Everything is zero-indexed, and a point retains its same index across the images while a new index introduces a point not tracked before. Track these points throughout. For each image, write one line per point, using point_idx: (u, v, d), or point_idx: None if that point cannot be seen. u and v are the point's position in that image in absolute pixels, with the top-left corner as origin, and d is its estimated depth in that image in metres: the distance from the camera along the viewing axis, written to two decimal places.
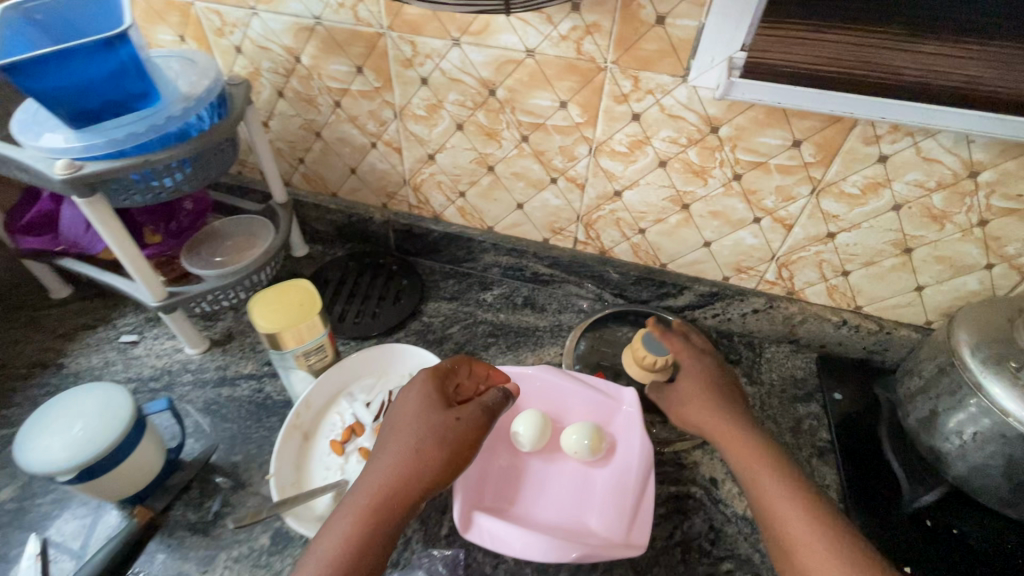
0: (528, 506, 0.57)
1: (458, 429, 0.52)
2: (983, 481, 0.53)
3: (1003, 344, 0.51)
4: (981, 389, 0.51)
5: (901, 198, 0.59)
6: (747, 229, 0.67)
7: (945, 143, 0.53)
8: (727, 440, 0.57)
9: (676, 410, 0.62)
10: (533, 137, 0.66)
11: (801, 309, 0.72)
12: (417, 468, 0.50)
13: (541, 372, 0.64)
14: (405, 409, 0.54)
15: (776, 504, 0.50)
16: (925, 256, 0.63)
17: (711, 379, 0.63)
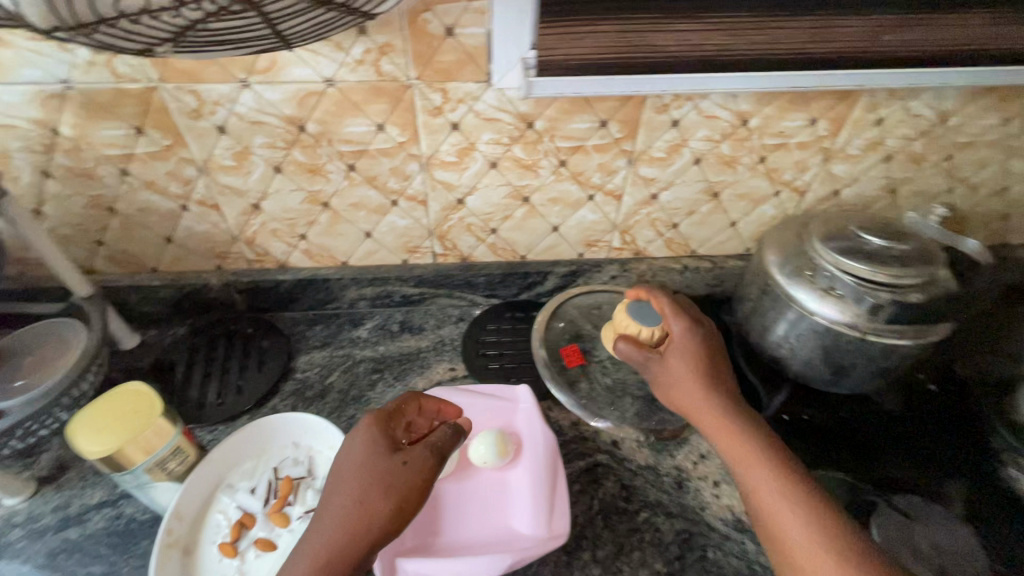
0: (452, 531, 0.56)
1: (404, 474, 0.47)
2: (812, 371, 0.64)
3: (798, 257, 0.61)
4: (790, 298, 0.60)
5: (699, 152, 0.67)
6: (585, 208, 0.72)
7: (717, 101, 0.61)
8: (715, 425, 0.54)
9: (665, 388, 0.59)
10: (359, 165, 0.64)
11: (650, 266, 0.79)
12: (361, 526, 0.45)
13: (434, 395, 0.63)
14: (347, 459, 0.49)
15: (765, 499, 0.48)
16: (730, 196, 0.72)
17: (706, 352, 0.59)
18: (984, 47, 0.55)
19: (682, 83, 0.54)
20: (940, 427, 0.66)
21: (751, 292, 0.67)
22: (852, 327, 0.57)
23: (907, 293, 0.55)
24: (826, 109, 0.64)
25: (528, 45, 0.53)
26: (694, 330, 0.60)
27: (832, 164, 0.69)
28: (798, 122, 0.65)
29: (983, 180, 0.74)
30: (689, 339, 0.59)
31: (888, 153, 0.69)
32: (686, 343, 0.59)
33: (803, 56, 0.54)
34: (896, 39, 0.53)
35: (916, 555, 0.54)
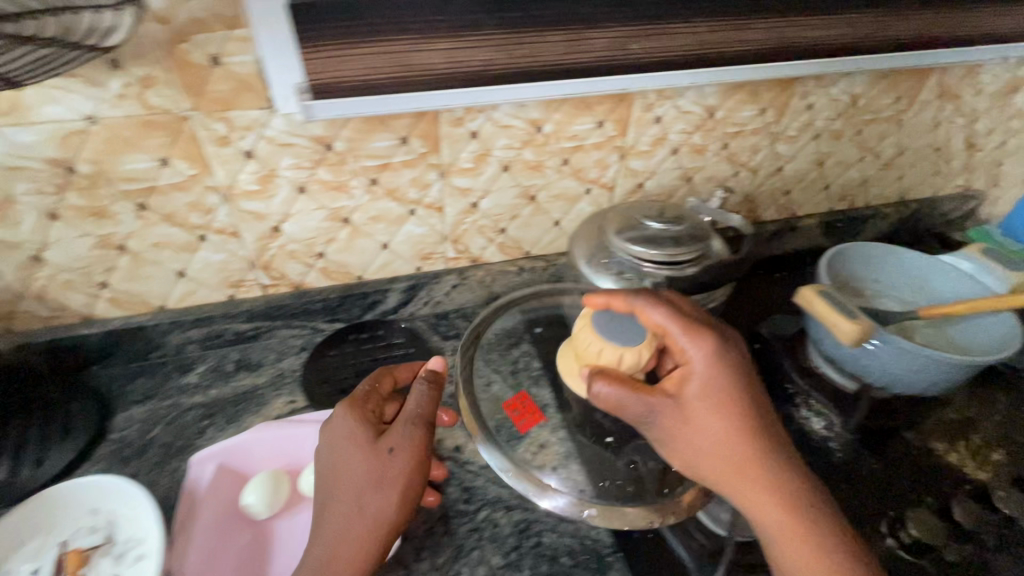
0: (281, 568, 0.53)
1: (391, 459, 0.52)
2: None
3: (600, 250, 0.67)
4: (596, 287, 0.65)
5: (505, 159, 0.71)
6: (409, 222, 0.73)
7: (507, 111, 0.65)
8: (749, 486, 0.50)
9: (684, 434, 0.52)
10: (152, 202, 0.61)
11: (487, 271, 0.83)
12: (377, 517, 0.50)
13: (260, 431, 0.61)
14: (341, 456, 0.53)
15: (796, 559, 0.48)
16: (546, 198, 0.77)
17: (735, 392, 0.51)
18: (717, 51, 0.64)
19: (463, 97, 0.59)
20: None
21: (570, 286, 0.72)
22: None
23: (683, 267, 0.63)
24: (609, 112, 0.70)
25: (299, 74, 0.54)
26: (716, 356, 0.52)
27: (628, 160, 0.77)
28: (587, 125, 0.71)
29: (757, 163, 0.85)
30: (716, 373, 0.51)
31: (673, 147, 0.77)
32: (710, 379, 0.51)
33: (566, 67, 0.60)
34: (641, 47, 0.61)
35: (721, 505, 0.60)
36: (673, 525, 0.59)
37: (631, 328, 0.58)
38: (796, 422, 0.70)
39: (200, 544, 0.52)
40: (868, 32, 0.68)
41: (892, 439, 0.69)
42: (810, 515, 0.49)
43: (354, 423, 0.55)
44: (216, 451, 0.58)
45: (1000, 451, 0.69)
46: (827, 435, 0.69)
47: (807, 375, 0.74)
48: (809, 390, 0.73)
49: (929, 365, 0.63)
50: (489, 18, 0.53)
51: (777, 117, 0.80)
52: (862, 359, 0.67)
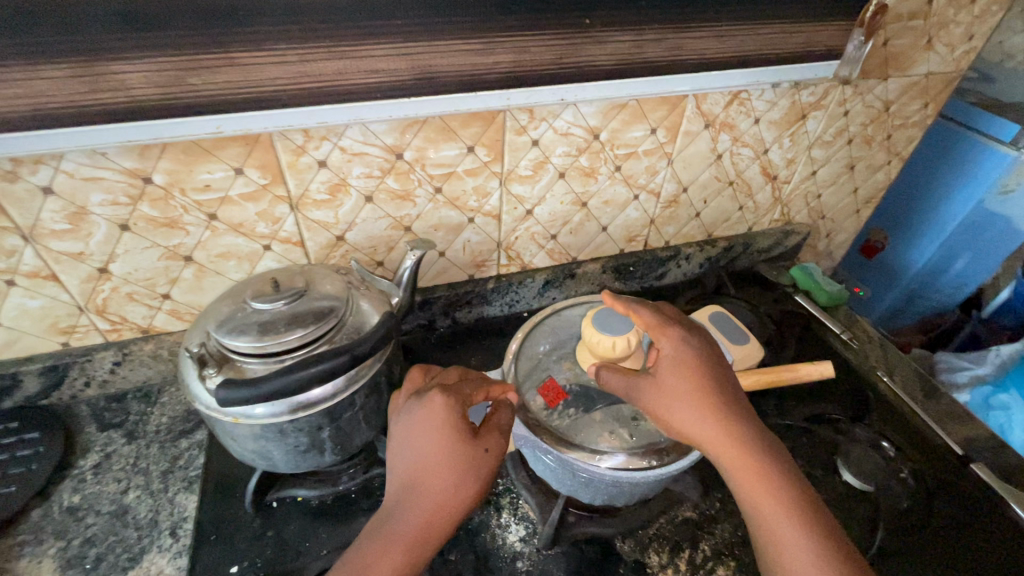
0: None
1: (489, 460, 0.47)
2: (267, 466, 0.55)
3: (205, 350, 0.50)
4: (210, 406, 0.49)
5: (115, 219, 0.57)
6: (13, 295, 0.59)
7: (81, 161, 0.52)
8: (730, 456, 0.46)
9: (669, 410, 0.47)
10: None
11: (161, 343, 0.69)
12: (448, 511, 0.46)
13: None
14: (428, 436, 0.46)
15: (772, 526, 0.44)
16: (207, 258, 0.64)
17: (704, 365, 0.49)
18: (334, 83, 0.51)
19: None
20: None
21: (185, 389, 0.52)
22: (230, 412, 0.49)
23: (280, 346, 0.48)
24: (243, 157, 0.57)
25: None
26: (686, 338, 0.50)
27: (305, 211, 0.64)
28: (220, 173, 0.57)
29: (496, 208, 0.73)
30: (689, 355, 0.49)
31: (363, 194, 0.65)
32: (681, 353, 0.49)
33: (102, 106, 0.46)
34: (210, 81, 0.47)
35: None
36: None
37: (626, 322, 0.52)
38: (484, 536, 0.58)
39: None
40: (546, 57, 0.57)
41: (601, 559, 0.56)
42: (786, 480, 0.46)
43: (448, 414, 0.46)
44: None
45: (729, 564, 0.57)
46: (519, 551, 0.57)
47: (522, 467, 0.62)
48: (515, 489, 0.62)
49: (633, 486, 0.53)
50: None
51: (495, 156, 0.67)
52: (539, 464, 0.56)
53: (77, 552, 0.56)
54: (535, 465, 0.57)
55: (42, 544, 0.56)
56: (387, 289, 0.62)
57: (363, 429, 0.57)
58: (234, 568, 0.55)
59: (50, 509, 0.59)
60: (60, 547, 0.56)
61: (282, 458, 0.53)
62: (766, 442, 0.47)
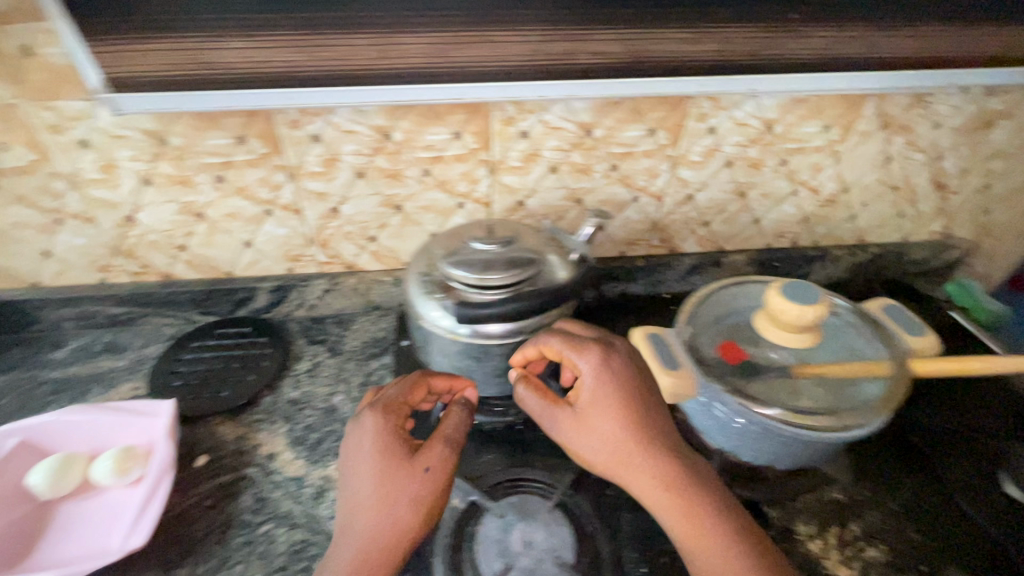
0: (46, 553, 0.54)
1: (431, 477, 0.49)
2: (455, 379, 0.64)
3: (430, 276, 0.61)
4: (428, 322, 0.60)
5: (357, 166, 0.69)
6: (268, 222, 0.73)
7: (347, 116, 0.64)
8: (645, 483, 0.48)
9: (587, 430, 0.50)
10: (3, 184, 0.64)
11: (361, 279, 0.81)
12: (391, 539, 0.47)
13: (69, 413, 0.62)
14: (361, 468, 0.49)
15: (703, 552, 0.46)
16: (414, 208, 0.75)
17: (628, 391, 0.51)
18: (560, 64, 0.59)
19: (272, 98, 0.57)
20: None
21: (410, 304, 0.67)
22: (452, 330, 0.59)
23: (495, 287, 0.57)
24: (464, 123, 0.67)
25: (97, 69, 0.54)
26: (605, 362, 0.52)
27: (499, 175, 0.73)
28: (442, 136, 0.67)
29: (660, 189, 0.78)
30: (608, 376, 0.51)
31: (550, 164, 0.72)
32: (600, 383, 0.51)
33: (383, 71, 0.57)
34: (467, 54, 0.57)
35: (504, 557, 0.54)
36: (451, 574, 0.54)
37: (814, 298, 0.53)
38: None
39: None
40: (747, 48, 0.61)
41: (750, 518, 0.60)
42: (706, 497, 0.47)
43: (388, 435, 0.51)
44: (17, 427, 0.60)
45: (879, 547, 0.58)
46: None
47: None
48: None
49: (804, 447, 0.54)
50: (279, 18, 0.51)
51: (672, 139, 0.72)
52: (706, 417, 0.58)
53: (301, 434, 0.68)
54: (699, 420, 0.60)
55: (276, 424, 0.69)
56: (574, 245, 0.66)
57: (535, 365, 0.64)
58: None
59: (277, 398, 0.72)
60: (289, 427, 0.69)
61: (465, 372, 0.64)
62: (686, 462, 0.49)
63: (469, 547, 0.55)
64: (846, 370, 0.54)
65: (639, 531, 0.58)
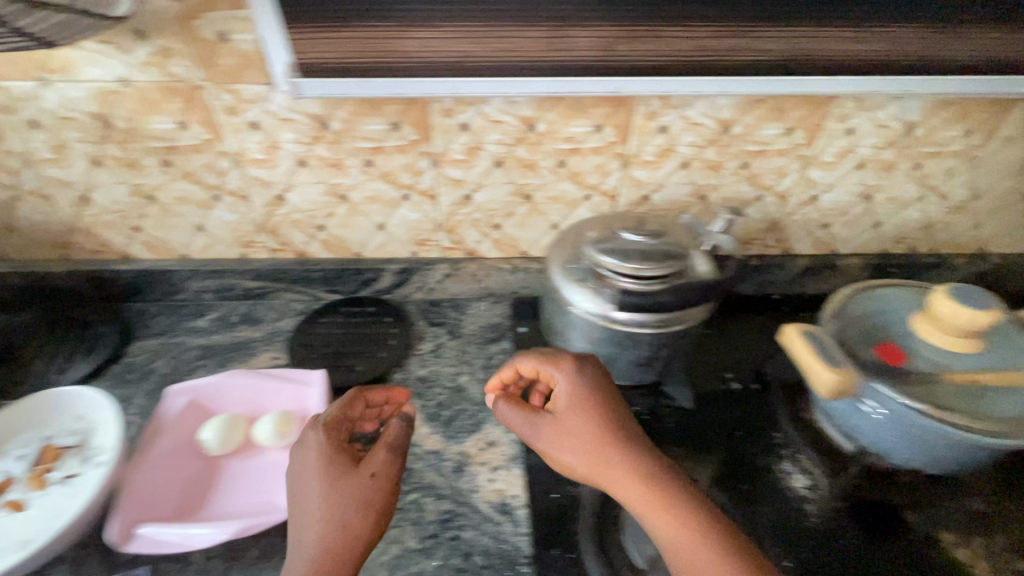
0: (220, 504, 0.59)
1: (373, 482, 0.50)
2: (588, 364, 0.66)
3: (578, 265, 0.63)
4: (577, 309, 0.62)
5: (497, 156, 0.71)
6: (404, 207, 0.76)
7: (498, 106, 0.66)
8: (619, 480, 0.49)
9: (560, 440, 0.53)
10: (174, 160, 0.69)
11: (480, 265, 0.84)
12: (344, 540, 0.47)
13: (230, 376, 0.67)
14: (307, 475, 0.51)
15: (683, 548, 0.45)
16: (542, 199, 0.77)
17: (597, 399, 0.54)
18: (720, 59, 0.60)
19: (442, 86, 0.59)
20: (734, 427, 0.69)
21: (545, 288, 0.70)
22: (603, 317, 0.60)
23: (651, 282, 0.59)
24: (607, 117, 0.68)
25: (288, 53, 0.57)
26: (577, 372, 0.56)
27: (631, 169, 0.74)
28: (584, 128, 0.69)
29: (786, 189, 0.78)
30: (583, 385, 0.55)
31: (682, 160, 0.73)
32: (575, 390, 0.54)
33: (549, 63, 0.59)
34: (633, 49, 0.58)
35: None
36: (596, 552, 0.57)
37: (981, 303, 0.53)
38: (769, 475, 0.65)
39: (156, 461, 0.59)
40: (910, 48, 0.61)
41: (888, 518, 0.61)
42: (678, 492, 0.48)
43: (321, 450, 0.52)
44: (187, 387, 0.66)
45: None
46: (806, 497, 0.63)
47: (801, 428, 0.69)
48: (799, 443, 0.67)
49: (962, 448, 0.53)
50: (464, 10, 0.54)
51: (808, 140, 0.72)
52: (855, 417, 0.60)
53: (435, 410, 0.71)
54: (845, 419, 0.61)
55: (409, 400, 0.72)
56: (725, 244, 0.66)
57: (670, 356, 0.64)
58: None
59: (407, 375, 0.76)
60: (422, 403, 0.72)
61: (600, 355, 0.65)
62: (655, 462, 0.50)
63: (619, 529, 0.58)
64: (998, 380, 0.53)
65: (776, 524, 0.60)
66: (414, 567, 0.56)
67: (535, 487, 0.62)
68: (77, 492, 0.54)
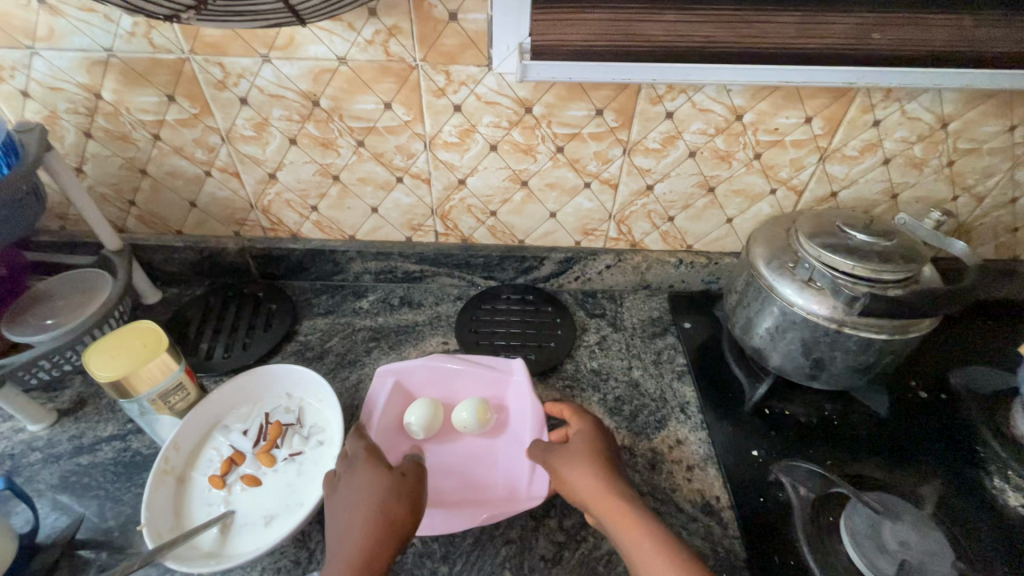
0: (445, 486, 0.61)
1: (407, 482, 0.50)
2: (791, 364, 0.63)
3: (792, 260, 0.61)
4: (795, 305, 0.59)
5: (693, 146, 0.68)
6: (581, 195, 0.74)
7: (711, 95, 0.63)
8: (620, 518, 0.50)
9: (560, 473, 0.55)
10: (368, 141, 0.68)
11: (644, 257, 0.81)
12: (383, 526, 0.47)
13: (434, 360, 0.68)
14: (349, 473, 0.51)
15: None
16: (726, 191, 0.74)
17: (608, 449, 0.57)
18: (975, 50, 0.56)
19: (671, 71, 0.57)
20: (935, 437, 0.66)
21: (738, 283, 0.67)
22: (829, 317, 0.57)
23: (886, 288, 0.56)
24: (821, 108, 0.65)
25: (523, 33, 0.57)
26: (596, 424, 0.59)
27: (828, 164, 0.70)
28: (793, 120, 0.66)
29: (986, 190, 0.73)
30: (598, 433, 0.58)
31: (886, 156, 0.69)
32: (591, 434, 0.58)
33: (792, 51, 0.56)
34: (886, 37, 0.55)
35: (884, 554, 0.54)
36: (818, 560, 0.55)
37: None
38: (982, 489, 0.62)
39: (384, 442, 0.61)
40: None
41: None
42: (654, 523, 0.49)
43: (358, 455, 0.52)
44: (396, 367, 0.67)
45: None
46: None
47: (1006, 443, 0.66)
48: (1008, 459, 0.64)
49: None
50: None
51: None
52: None
53: (614, 404, 0.70)
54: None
55: (586, 393, 0.72)
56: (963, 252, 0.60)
57: (886, 364, 0.61)
58: (755, 452, 0.64)
59: (578, 366, 0.75)
60: (600, 396, 0.71)
61: (807, 356, 0.61)
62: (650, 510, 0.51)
63: (839, 538, 0.56)
64: None
65: (1001, 543, 0.57)
66: None
67: (740, 490, 0.61)
68: (311, 473, 0.55)
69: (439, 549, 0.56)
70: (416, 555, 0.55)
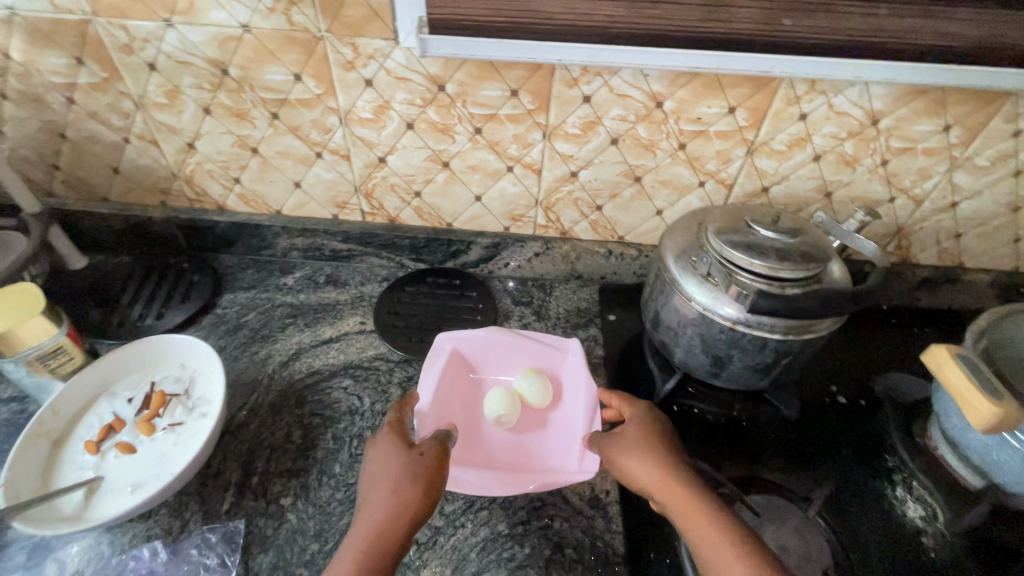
0: (496, 452, 0.63)
1: (423, 463, 0.51)
2: (694, 361, 0.62)
3: (696, 253, 0.59)
4: (692, 299, 0.57)
5: (615, 132, 0.66)
6: (505, 179, 0.73)
7: (627, 79, 0.61)
8: (679, 501, 0.49)
9: (616, 461, 0.54)
10: (282, 114, 0.67)
11: (574, 246, 0.80)
12: (397, 508, 0.48)
13: (491, 332, 0.68)
14: (374, 456, 0.52)
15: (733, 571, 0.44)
16: (652, 182, 0.72)
17: (664, 429, 0.55)
18: (892, 40, 0.54)
19: (577, 54, 0.54)
20: (842, 442, 0.64)
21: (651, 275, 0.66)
22: (722, 314, 0.56)
23: (783, 287, 0.54)
24: (743, 98, 0.62)
25: (420, 9, 0.55)
26: (647, 407, 0.58)
27: (756, 157, 0.68)
28: (715, 109, 0.63)
29: (925, 192, 0.71)
30: (649, 416, 0.56)
31: (815, 152, 0.67)
32: (643, 418, 0.56)
33: (697, 36, 0.54)
34: (798, 23, 0.53)
35: None
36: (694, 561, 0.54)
37: None
38: (882, 501, 0.60)
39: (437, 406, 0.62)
40: None
41: (1008, 560, 0.57)
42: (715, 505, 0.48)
43: (387, 438, 0.54)
44: (454, 335, 0.67)
45: None
46: (922, 528, 0.58)
47: (916, 453, 0.64)
48: (914, 469, 0.63)
49: None
50: None
51: (965, 139, 0.65)
52: (1001, 455, 0.55)
53: None
54: (984, 459, 0.57)
55: None
56: (873, 254, 0.58)
57: (787, 365, 0.59)
58: None
59: None
60: None
61: (708, 353, 0.60)
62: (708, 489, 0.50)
63: None
64: None
65: (886, 551, 0.56)
66: (505, 552, 0.55)
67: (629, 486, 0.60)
68: (187, 444, 0.55)
69: (313, 526, 0.55)
70: (291, 532, 0.55)
